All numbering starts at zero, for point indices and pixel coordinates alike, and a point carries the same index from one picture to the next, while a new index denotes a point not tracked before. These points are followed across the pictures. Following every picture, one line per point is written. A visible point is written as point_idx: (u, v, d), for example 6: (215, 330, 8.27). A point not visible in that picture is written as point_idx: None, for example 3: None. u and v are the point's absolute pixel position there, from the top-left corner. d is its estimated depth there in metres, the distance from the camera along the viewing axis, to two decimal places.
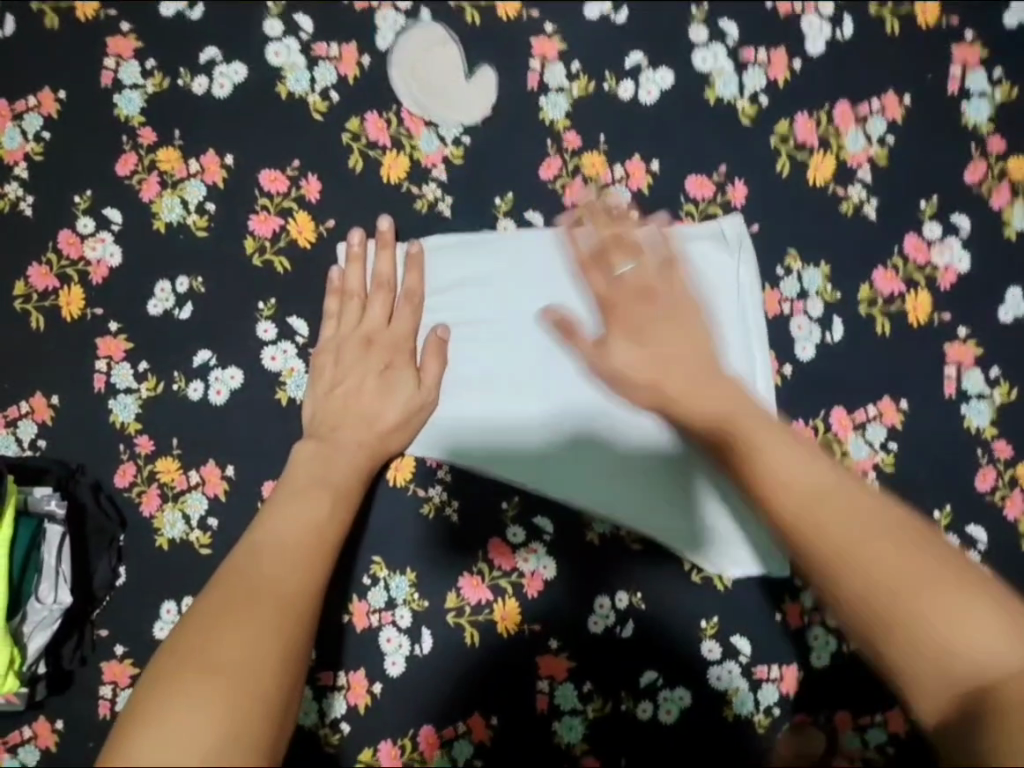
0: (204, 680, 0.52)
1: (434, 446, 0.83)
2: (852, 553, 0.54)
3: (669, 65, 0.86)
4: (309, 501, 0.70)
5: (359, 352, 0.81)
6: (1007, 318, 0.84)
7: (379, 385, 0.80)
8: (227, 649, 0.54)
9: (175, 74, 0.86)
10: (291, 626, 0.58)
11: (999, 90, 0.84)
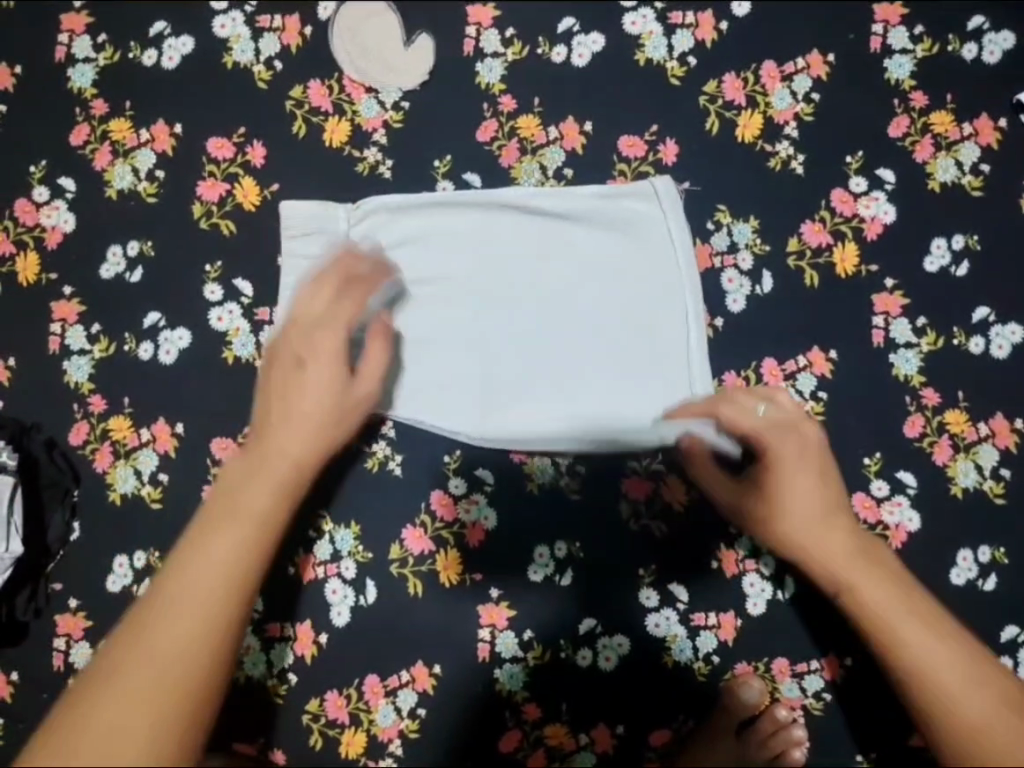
0: (181, 631, 0.50)
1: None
2: (903, 635, 0.60)
3: (600, 30, 0.89)
4: (303, 412, 0.59)
5: (299, 320, 0.63)
6: (932, 269, 0.86)
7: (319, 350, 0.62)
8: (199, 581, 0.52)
9: (125, 47, 0.90)
10: (199, 643, 0.51)
11: (920, 47, 0.88)
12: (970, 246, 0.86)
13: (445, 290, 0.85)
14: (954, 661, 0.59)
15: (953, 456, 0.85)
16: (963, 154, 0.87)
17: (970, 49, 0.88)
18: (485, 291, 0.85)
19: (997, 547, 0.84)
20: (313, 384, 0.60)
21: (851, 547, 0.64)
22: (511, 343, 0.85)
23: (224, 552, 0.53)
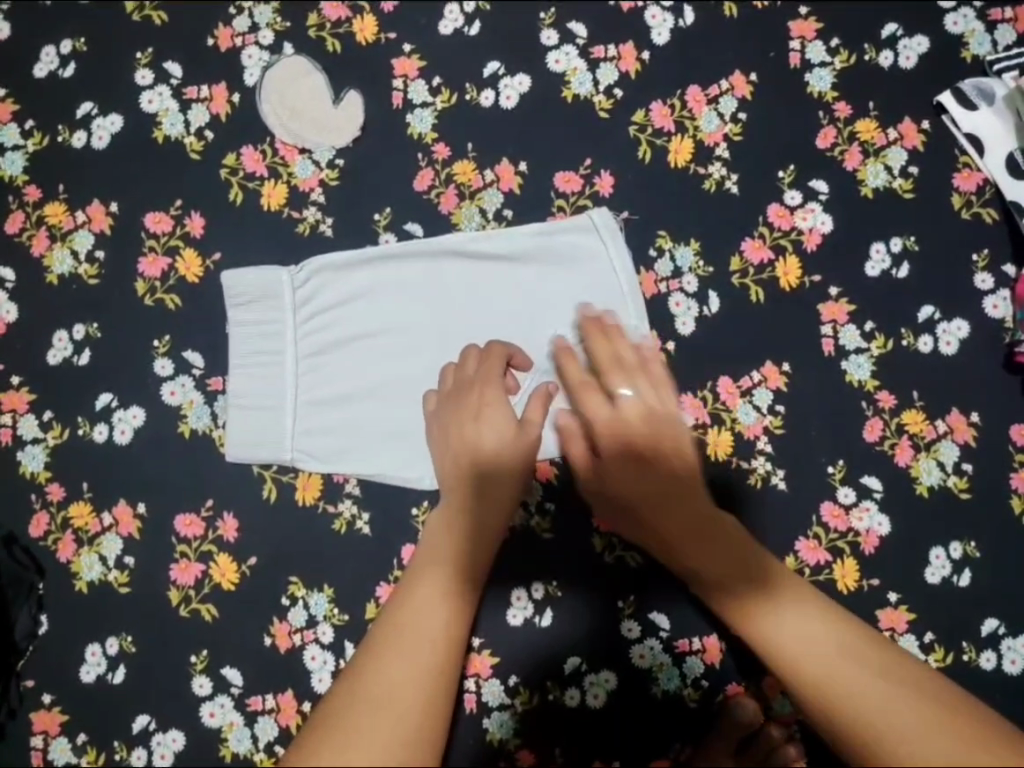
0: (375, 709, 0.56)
1: (334, 460, 0.84)
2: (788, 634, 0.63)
3: (525, 71, 0.90)
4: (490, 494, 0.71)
5: (451, 397, 0.77)
6: (874, 273, 0.88)
7: (497, 422, 0.74)
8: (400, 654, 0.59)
9: (54, 131, 0.90)
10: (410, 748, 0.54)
11: (838, 59, 0.90)
12: (908, 247, 0.88)
13: (397, 340, 0.85)
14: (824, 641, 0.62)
15: (915, 456, 0.85)
16: (891, 159, 0.89)
17: (886, 56, 0.90)
18: (437, 338, 0.85)
19: (968, 542, 0.84)
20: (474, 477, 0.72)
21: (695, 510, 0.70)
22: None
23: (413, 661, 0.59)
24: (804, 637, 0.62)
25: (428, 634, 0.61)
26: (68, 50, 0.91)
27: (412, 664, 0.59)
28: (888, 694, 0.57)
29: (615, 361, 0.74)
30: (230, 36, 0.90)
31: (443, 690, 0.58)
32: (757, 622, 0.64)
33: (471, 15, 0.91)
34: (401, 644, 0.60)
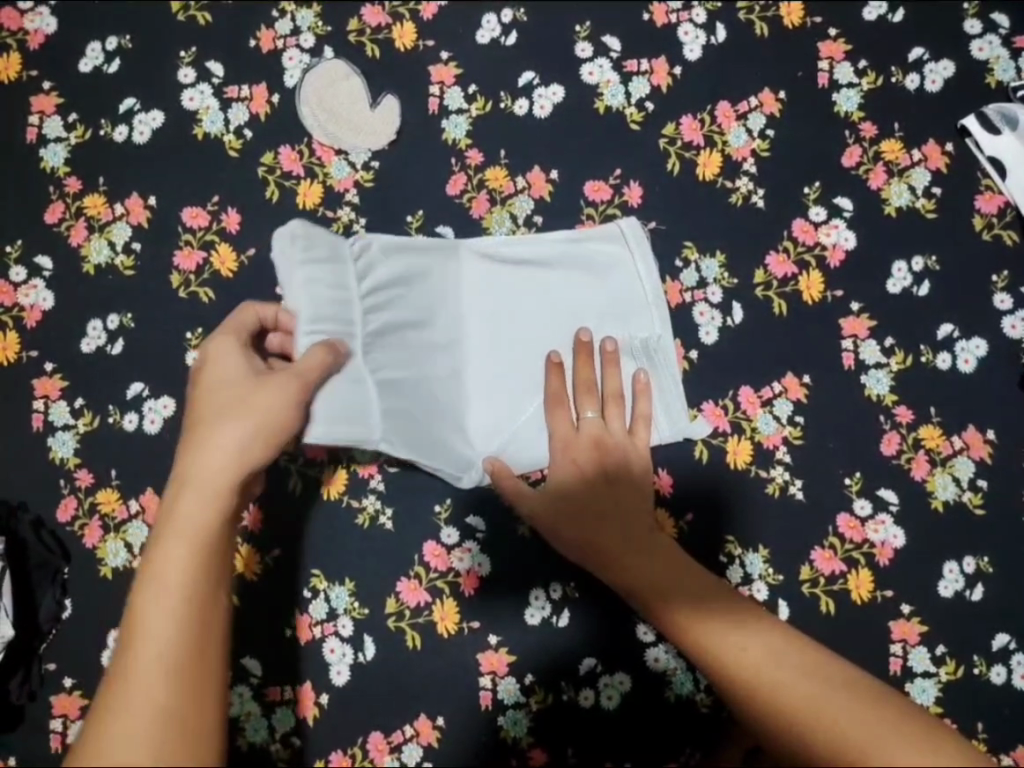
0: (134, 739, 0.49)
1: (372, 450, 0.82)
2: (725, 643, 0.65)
3: (559, 82, 0.92)
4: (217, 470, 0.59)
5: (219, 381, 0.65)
6: (895, 290, 0.89)
7: (222, 388, 0.65)
8: (146, 677, 0.51)
9: (96, 125, 0.91)
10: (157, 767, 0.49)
11: (865, 80, 0.92)
12: (930, 266, 0.90)
13: (445, 334, 0.85)
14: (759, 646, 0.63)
15: (931, 470, 0.87)
16: (915, 179, 0.91)
17: (912, 79, 0.92)
18: (471, 337, 0.86)
19: (981, 557, 0.85)
20: (210, 465, 0.59)
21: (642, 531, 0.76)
22: (496, 388, 0.86)
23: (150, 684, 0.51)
24: (750, 648, 0.63)
25: (150, 663, 0.51)
26: (113, 46, 0.93)
27: (142, 701, 0.50)
28: (855, 709, 0.58)
29: (585, 390, 0.82)
30: (272, 38, 0.93)
31: (199, 716, 0.51)
32: (685, 621, 0.67)
33: (508, 25, 0.93)
34: (137, 670, 0.51)
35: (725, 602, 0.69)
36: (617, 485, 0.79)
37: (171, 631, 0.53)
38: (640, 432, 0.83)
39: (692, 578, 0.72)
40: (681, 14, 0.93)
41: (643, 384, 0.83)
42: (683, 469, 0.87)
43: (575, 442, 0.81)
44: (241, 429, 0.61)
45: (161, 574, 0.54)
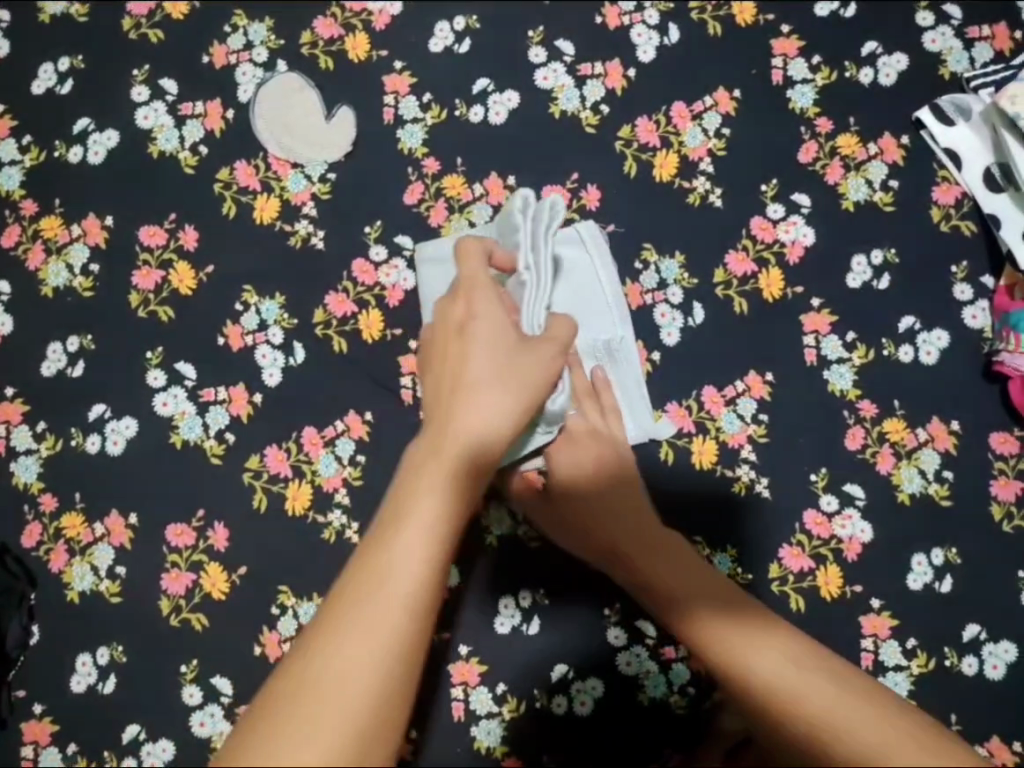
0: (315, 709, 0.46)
1: None
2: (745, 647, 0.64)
3: (514, 88, 0.92)
4: (492, 407, 0.58)
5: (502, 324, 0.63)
6: (855, 284, 0.89)
7: (493, 390, 0.58)
8: (357, 641, 0.48)
9: (51, 147, 0.91)
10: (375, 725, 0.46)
11: (819, 76, 0.92)
12: (889, 259, 0.90)
13: None
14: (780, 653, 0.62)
15: (896, 464, 0.87)
16: (872, 173, 0.91)
17: (866, 73, 0.92)
18: None
19: (950, 549, 0.85)
20: (475, 423, 0.57)
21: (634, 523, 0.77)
22: None
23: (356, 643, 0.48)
24: (734, 632, 0.66)
25: (395, 611, 0.49)
26: (65, 67, 0.92)
27: (357, 660, 0.47)
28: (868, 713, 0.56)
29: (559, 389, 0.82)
30: (225, 53, 0.92)
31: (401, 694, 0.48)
32: (705, 626, 0.68)
33: (461, 33, 0.93)
34: (358, 621, 0.49)
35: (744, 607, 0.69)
36: (619, 487, 0.80)
37: (368, 663, 0.47)
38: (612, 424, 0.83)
39: (716, 584, 0.72)
40: (634, 16, 0.93)
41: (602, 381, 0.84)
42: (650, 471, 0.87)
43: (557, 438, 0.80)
44: (501, 384, 0.59)
45: (334, 615, 0.49)
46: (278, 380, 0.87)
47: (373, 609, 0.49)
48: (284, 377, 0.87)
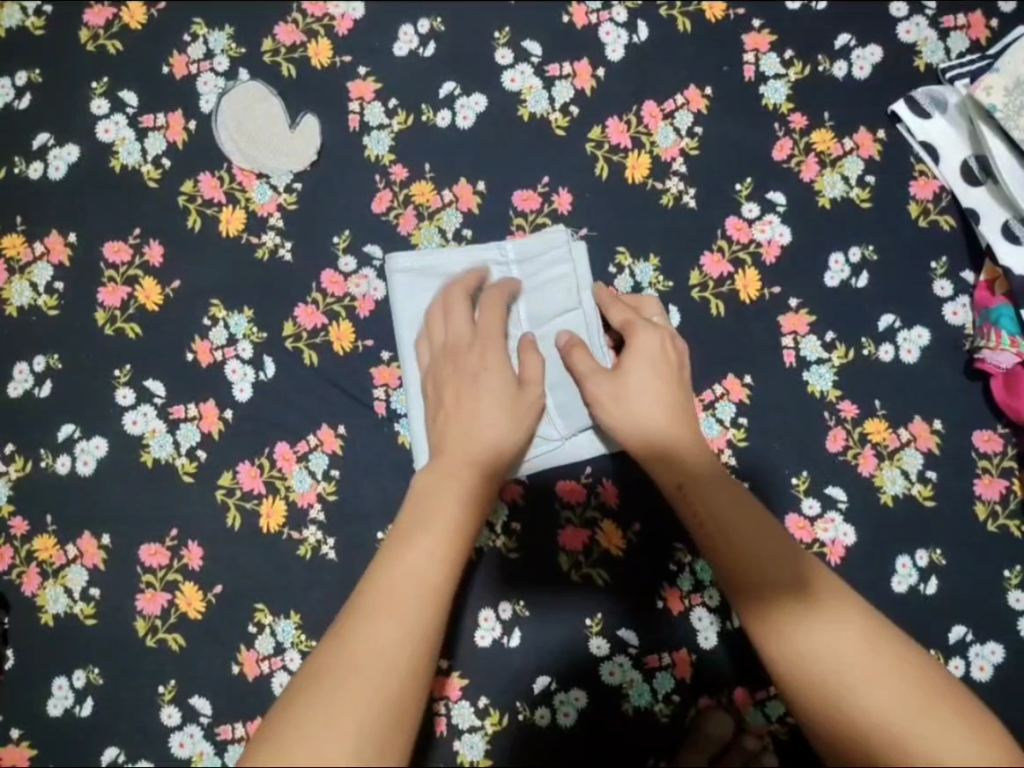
0: (328, 708, 0.55)
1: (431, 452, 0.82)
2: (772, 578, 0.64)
3: (481, 91, 0.90)
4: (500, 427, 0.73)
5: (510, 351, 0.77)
6: (833, 283, 0.88)
7: (494, 395, 0.75)
8: (364, 647, 0.58)
9: (11, 163, 0.89)
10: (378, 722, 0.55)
11: (793, 70, 0.90)
12: (867, 257, 0.88)
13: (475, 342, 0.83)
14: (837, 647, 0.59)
15: (879, 465, 0.86)
16: (848, 169, 0.89)
17: (840, 67, 0.90)
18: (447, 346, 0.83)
19: (934, 549, 0.84)
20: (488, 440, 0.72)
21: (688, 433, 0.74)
22: None
23: (365, 654, 0.58)
24: (822, 642, 0.60)
25: (394, 631, 0.59)
26: (22, 81, 0.91)
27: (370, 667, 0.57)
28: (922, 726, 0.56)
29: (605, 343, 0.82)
30: (185, 63, 0.91)
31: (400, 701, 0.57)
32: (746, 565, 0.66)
33: (425, 36, 0.91)
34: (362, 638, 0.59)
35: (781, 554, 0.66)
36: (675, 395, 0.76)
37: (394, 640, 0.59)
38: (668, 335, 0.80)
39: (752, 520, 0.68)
40: (602, 14, 0.91)
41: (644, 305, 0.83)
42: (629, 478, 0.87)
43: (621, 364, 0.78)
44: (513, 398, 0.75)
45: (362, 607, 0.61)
46: (249, 395, 0.86)
47: (394, 598, 0.61)
48: (254, 392, 0.86)
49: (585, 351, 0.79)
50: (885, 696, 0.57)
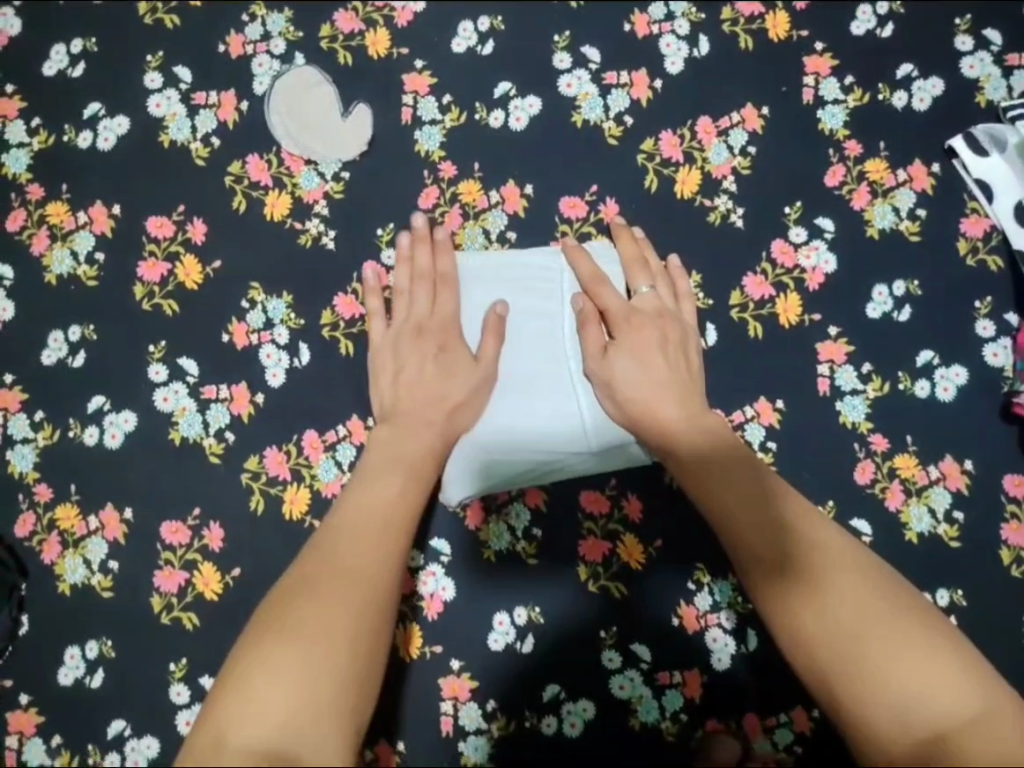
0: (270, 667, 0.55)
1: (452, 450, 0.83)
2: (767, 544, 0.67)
3: (536, 94, 0.89)
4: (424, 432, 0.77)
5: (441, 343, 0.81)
6: (875, 315, 0.87)
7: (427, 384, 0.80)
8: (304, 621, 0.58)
9: (60, 130, 0.89)
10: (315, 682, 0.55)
11: (852, 97, 0.89)
12: (911, 291, 0.87)
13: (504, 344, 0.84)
14: (839, 608, 0.61)
15: (906, 500, 0.85)
16: (899, 201, 0.88)
17: (900, 97, 0.89)
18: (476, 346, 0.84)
19: (955, 590, 0.84)
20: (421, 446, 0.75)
21: (688, 407, 0.78)
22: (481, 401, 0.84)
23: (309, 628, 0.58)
24: (824, 600, 0.62)
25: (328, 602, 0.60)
26: (78, 49, 0.90)
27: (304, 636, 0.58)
28: (923, 676, 0.57)
29: (619, 312, 0.82)
30: (242, 43, 0.90)
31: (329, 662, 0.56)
32: (733, 532, 0.69)
33: (484, 34, 0.90)
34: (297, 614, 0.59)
35: (773, 526, 0.68)
36: (673, 362, 0.80)
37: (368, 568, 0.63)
38: (670, 302, 0.84)
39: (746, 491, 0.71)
40: (663, 26, 0.90)
41: (675, 270, 0.85)
42: (653, 494, 0.86)
43: (626, 333, 0.81)
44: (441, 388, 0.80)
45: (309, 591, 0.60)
46: (282, 381, 0.86)
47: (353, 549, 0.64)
48: (287, 378, 0.86)
49: (598, 327, 0.82)
50: (890, 655, 0.58)
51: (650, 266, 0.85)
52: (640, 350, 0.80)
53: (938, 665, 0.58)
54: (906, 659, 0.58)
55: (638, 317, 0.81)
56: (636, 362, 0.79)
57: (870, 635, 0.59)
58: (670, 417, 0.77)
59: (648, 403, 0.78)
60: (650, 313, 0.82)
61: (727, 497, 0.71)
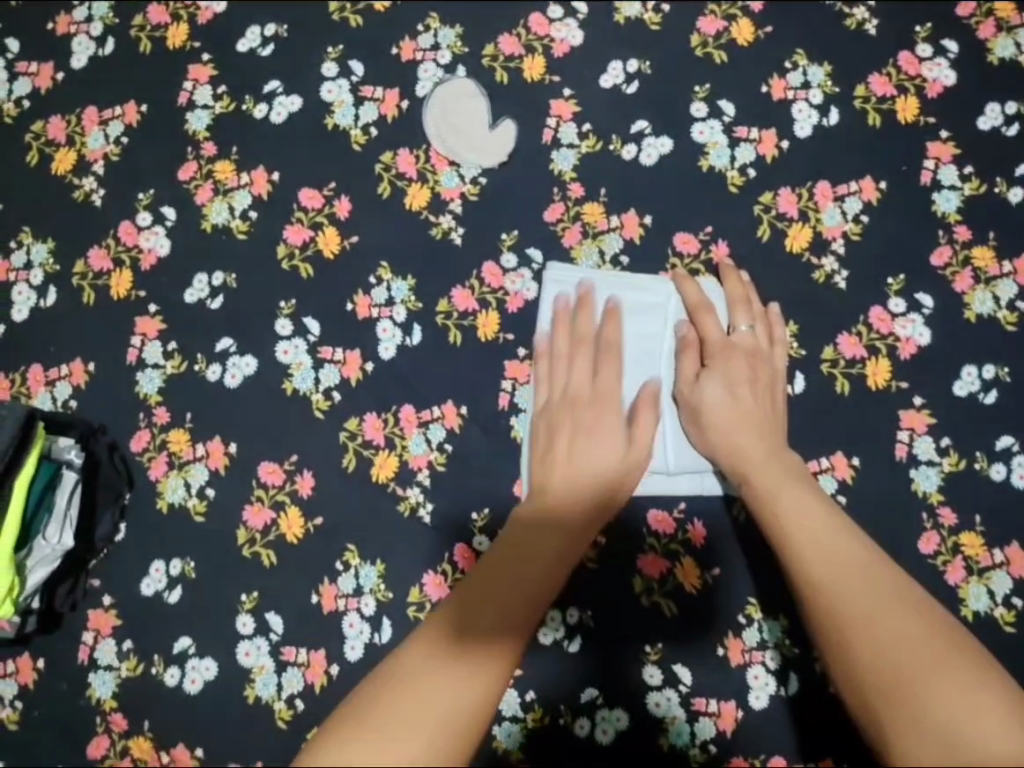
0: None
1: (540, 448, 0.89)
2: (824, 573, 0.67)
3: (669, 135, 0.97)
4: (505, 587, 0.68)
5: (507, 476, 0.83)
6: (961, 393, 0.90)
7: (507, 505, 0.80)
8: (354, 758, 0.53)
9: (241, 100, 1.00)
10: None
11: (968, 185, 0.94)
12: (1000, 376, 0.90)
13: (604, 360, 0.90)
14: (894, 644, 0.61)
15: (966, 578, 0.87)
16: (1000, 290, 0.92)
17: (1015, 192, 0.93)
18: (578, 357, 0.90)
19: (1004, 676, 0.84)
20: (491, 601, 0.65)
21: (768, 439, 0.82)
22: None
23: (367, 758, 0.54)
24: (879, 632, 0.62)
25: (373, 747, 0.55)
26: (270, 32, 1.01)
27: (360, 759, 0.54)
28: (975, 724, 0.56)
29: (715, 343, 0.87)
30: (413, 49, 1.00)
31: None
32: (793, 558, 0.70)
33: (632, 75, 0.98)
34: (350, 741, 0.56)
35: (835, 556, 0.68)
36: (760, 396, 0.85)
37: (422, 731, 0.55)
38: (764, 342, 0.89)
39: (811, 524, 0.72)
40: (799, 93, 0.97)
41: (774, 317, 0.90)
42: (718, 523, 0.90)
43: (719, 363, 0.86)
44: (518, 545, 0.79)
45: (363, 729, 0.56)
46: (392, 355, 0.93)
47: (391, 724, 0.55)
48: (397, 354, 0.93)
49: (694, 354, 0.88)
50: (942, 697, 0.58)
51: (753, 308, 0.90)
52: (732, 380, 0.85)
53: (994, 715, 0.57)
54: (962, 706, 0.57)
55: (733, 351, 0.87)
56: (724, 389, 0.85)
57: (919, 677, 0.59)
58: (748, 444, 0.82)
59: (729, 428, 0.83)
60: (745, 350, 0.87)
61: (793, 527, 0.72)
